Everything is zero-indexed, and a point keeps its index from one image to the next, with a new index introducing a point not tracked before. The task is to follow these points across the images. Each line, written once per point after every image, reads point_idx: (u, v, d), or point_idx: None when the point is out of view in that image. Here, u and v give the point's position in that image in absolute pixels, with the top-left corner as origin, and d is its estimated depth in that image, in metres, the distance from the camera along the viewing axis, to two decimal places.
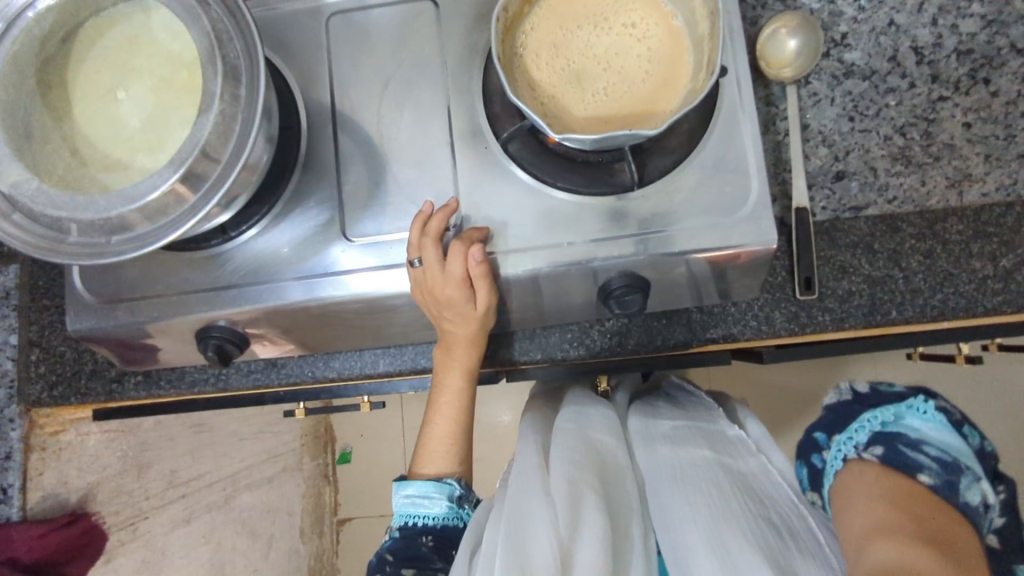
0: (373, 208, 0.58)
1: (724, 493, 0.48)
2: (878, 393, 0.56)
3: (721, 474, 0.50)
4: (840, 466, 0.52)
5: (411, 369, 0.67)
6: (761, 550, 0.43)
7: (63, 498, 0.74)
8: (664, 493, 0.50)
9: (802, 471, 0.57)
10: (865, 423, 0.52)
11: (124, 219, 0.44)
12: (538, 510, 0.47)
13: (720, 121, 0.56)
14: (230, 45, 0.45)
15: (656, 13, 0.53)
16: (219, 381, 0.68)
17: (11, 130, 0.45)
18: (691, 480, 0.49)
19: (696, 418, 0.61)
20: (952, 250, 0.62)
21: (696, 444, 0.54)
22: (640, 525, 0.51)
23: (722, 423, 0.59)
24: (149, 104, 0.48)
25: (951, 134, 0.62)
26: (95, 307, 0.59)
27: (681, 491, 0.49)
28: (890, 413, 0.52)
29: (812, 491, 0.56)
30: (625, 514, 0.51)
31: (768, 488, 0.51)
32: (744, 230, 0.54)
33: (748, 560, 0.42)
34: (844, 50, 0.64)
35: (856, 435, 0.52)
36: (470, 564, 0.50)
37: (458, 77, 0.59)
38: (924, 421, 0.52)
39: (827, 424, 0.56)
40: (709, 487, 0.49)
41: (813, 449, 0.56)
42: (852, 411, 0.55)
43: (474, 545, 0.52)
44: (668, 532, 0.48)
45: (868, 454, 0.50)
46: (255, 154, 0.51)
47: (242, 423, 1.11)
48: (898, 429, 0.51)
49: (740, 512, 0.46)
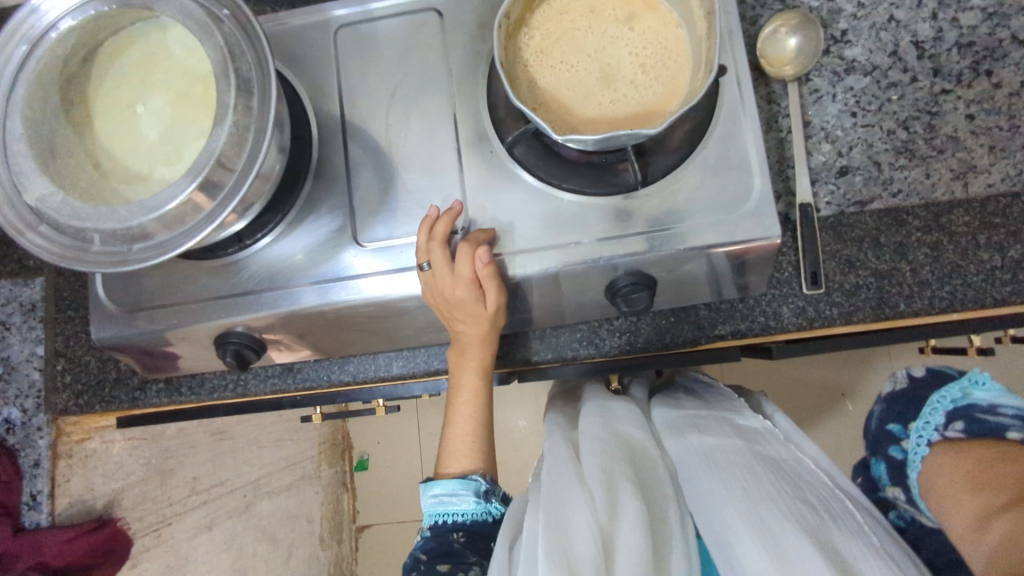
0: (384, 213, 0.59)
1: (759, 475, 0.49)
2: (934, 374, 0.56)
3: (751, 458, 0.51)
4: (925, 453, 0.50)
5: (424, 372, 0.69)
6: (801, 526, 0.43)
7: (90, 504, 0.76)
8: (695, 478, 0.51)
9: (882, 466, 0.57)
10: (937, 404, 0.51)
11: (145, 228, 0.46)
12: (576, 499, 0.49)
13: (720, 120, 0.57)
14: (243, 59, 0.47)
15: (654, 16, 0.54)
16: (238, 387, 0.70)
17: (37, 147, 0.48)
18: (724, 465, 0.50)
19: (719, 409, 0.61)
20: (960, 241, 0.62)
21: (722, 433, 0.55)
22: (676, 511, 0.52)
23: (747, 413, 0.60)
24: (166, 118, 0.50)
25: (954, 127, 0.63)
26: (118, 316, 0.61)
27: (714, 475, 0.50)
28: (957, 390, 0.50)
29: (894, 484, 0.56)
30: (660, 501, 0.52)
31: (801, 471, 0.51)
32: (748, 226, 0.54)
33: (789, 534, 0.43)
34: (844, 47, 0.65)
35: (931, 418, 0.51)
36: (511, 554, 0.51)
37: (463, 84, 0.60)
38: (991, 394, 0.49)
39: (899, 414, 0.56)
40: (741, 470, 0.50)
41: (890, 441, 0.56)
42: (916, 397, 0.55)
43: (513, 537, 0.53)
44: (703, 517, 0.49)
45: (950, 433, 0.49)
46: (269, 163, 0.52)
47: (260, 430, 1.13)
48: (970, 402, 0.49)
49: (775, 491, 0.47)
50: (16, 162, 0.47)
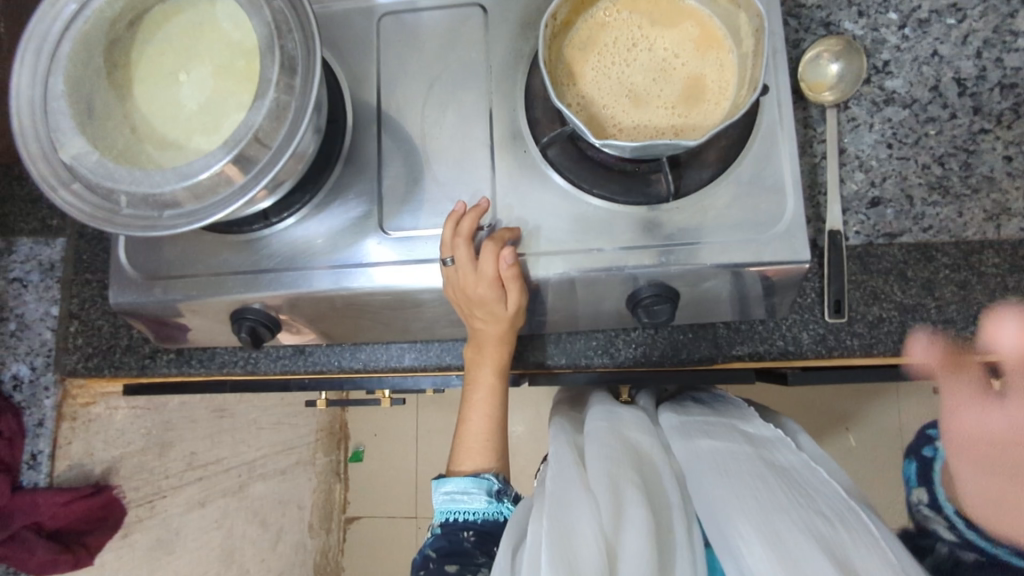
0: (411, 203, 0.59)
1: (770, 485, 0.48)
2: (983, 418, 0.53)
3: (762, 467, 0.51)
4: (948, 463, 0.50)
5: (436, 366, 0.68)
6: (813, 536, 0.43)
7: (88, 469, 0.76)
8: (705, 484, 0.51)
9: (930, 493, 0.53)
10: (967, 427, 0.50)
11: (175, 197, 0.46)
12: (582, 504, 0.48)
13: (757, 141, 0.56)
14: (290, 36, 0.47)
15: (701, 30, 0.54)
16: (248, 364, 0.69)
17: (78, 105, 0.48)
18: (734, 474, 0.50)
19: (727, 416, 0.61)
20: (987, 282, 0.61)
21: (732, 440, 0.55)
22: (684, 519, 0.50)
23: (755, 421, 0.59)
24: (207, 88, 0.50)
25: (991, 167, 0.62)
26: (137, 282, 0.61)
27: (724, 484, 0.49)
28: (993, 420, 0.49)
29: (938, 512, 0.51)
30: (665, 506, 0.51)
31: (812, 479, 0.50)
32: (778, 247, 0.54)
33: (799, 543, 0.42)
34: (885, 77, 0.64)
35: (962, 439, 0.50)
36: (515, 558, 0.50)
37: (501, 81, 0.60)
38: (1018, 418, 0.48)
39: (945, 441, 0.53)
40: (752, 479, 0.49)
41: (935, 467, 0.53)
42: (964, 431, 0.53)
43: (517, 540, 0.52)
44: (713, 523, 0.48)
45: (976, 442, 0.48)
46: (304, 144, 0.52)
47: (262, 412, 1.13)
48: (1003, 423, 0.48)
49: (787, 501, 0.46)
50: (55, 119, 0.47)
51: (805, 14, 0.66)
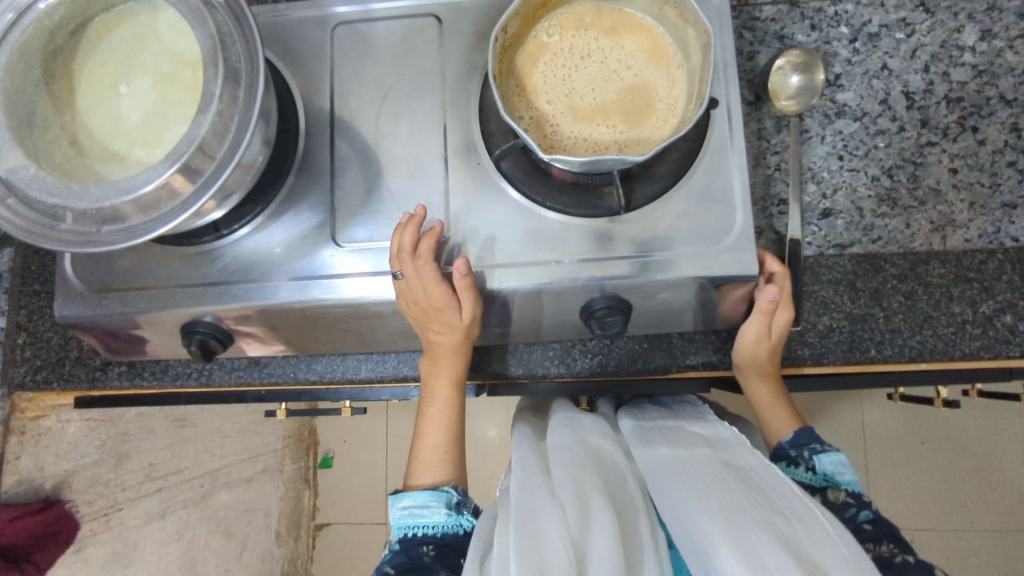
0: (365, 214, 0.59)
1: (728, 484, 0.49)
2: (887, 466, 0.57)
3: (719, 466, 0.51)
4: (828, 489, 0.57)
5: (393, 377, 0.68)
6: (772, 529, 0.43)
7: (38, 484, 0.74)
8: (667, 489, 0.51)
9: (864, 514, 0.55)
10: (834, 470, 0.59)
11: (117, 211, 0.45)
12: (547, 509, 0.48)
13: (709, 154, 0.57)
14: (233, 48, 0.47)
15: (651, 44, 0.55)
16: (202, 376, 0.69)
17: (14, 117, 0.46)
18: (693, 476, 0.50)
19: (683, 419, 0.62)
20: (933, 293, 0.63)
21: (691, 443, 0.56)
22: (648, 524, 0.51)
23: (711, 421, 0.60)
24: (150, 100, 0.49)
25: (937, 179, 0.64)
26: (83, 294, 0.59)
27: (685, 487, 0.50)
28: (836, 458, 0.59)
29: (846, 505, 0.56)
30: (629, 512, 0.51)
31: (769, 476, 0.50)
32: (727, 260, 0.54)
33: (759, 538, 0.43)
34: (837, 91, 0.65)
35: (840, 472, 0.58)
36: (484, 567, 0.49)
37: (456, 92, 0.60)
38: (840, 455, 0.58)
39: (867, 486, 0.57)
40: (710, 479, 0.50)
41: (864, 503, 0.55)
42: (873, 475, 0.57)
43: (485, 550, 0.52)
44: (677, 523, 0.48)
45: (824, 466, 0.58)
46: (251, 154, 0.52)
47: (225, 420, 1.11)
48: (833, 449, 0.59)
49: (745, 497, 0.47)
50: None
51: (759, 26, 0.66)
